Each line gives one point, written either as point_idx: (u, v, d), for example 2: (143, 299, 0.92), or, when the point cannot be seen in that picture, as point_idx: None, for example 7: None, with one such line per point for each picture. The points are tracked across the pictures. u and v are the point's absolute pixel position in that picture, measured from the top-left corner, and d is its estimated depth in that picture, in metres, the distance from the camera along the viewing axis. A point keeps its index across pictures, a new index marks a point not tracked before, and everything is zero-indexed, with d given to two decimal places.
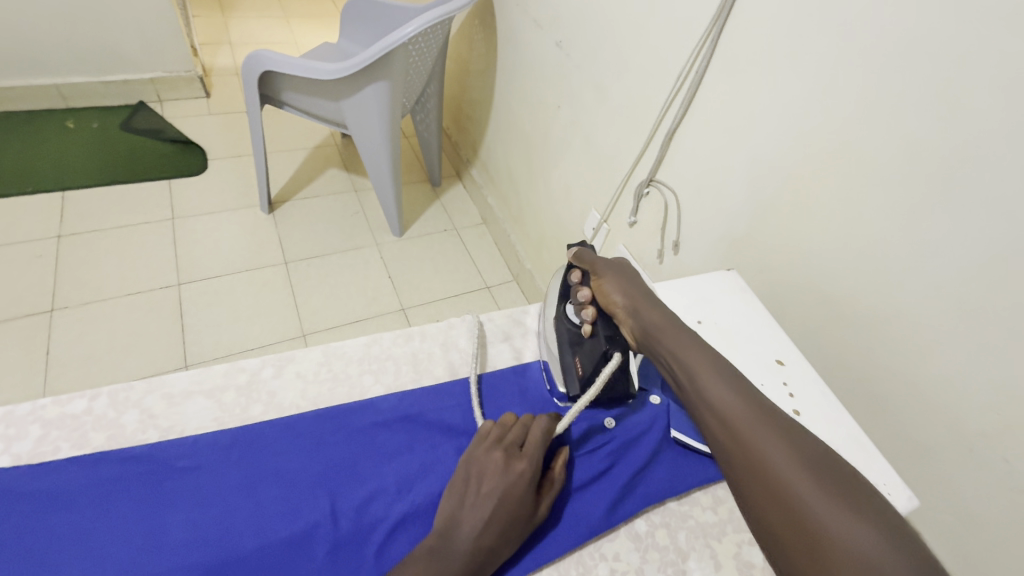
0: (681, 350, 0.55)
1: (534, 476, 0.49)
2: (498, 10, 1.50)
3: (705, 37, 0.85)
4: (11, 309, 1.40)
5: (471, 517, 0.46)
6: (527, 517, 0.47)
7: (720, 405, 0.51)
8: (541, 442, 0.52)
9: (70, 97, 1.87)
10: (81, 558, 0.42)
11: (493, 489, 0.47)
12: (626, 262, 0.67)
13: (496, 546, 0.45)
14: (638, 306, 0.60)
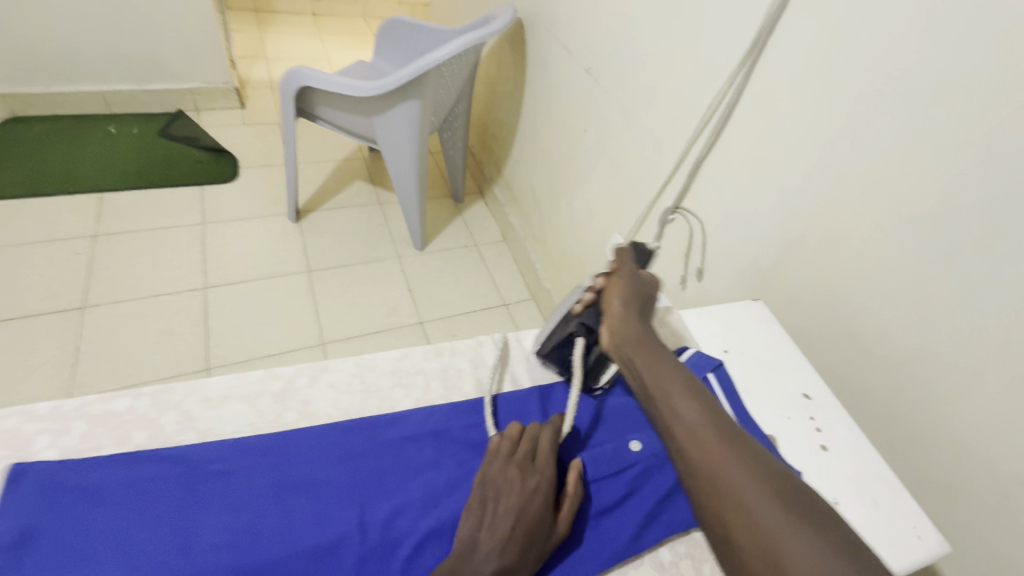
0: (656, 363, 0.56)
1: (549, 488, 0.50)
2: (529, 34, 1.54)
3: (737, 71, 0.86)
4: (45, 304, 1.44)
5: (492, 533, 0.46)
6: (547, 532, 0.48)
7: (687, 419, 0.51)
8: (552, 454, 0.53)
9: (113, 104, 1.95)
10: (117, 556, 0.43)
11: (511, 506, 0.48)
12: (642, 274, 0.67)
13: (520, 561, 0.46)
14: (627, 315, 0.60)
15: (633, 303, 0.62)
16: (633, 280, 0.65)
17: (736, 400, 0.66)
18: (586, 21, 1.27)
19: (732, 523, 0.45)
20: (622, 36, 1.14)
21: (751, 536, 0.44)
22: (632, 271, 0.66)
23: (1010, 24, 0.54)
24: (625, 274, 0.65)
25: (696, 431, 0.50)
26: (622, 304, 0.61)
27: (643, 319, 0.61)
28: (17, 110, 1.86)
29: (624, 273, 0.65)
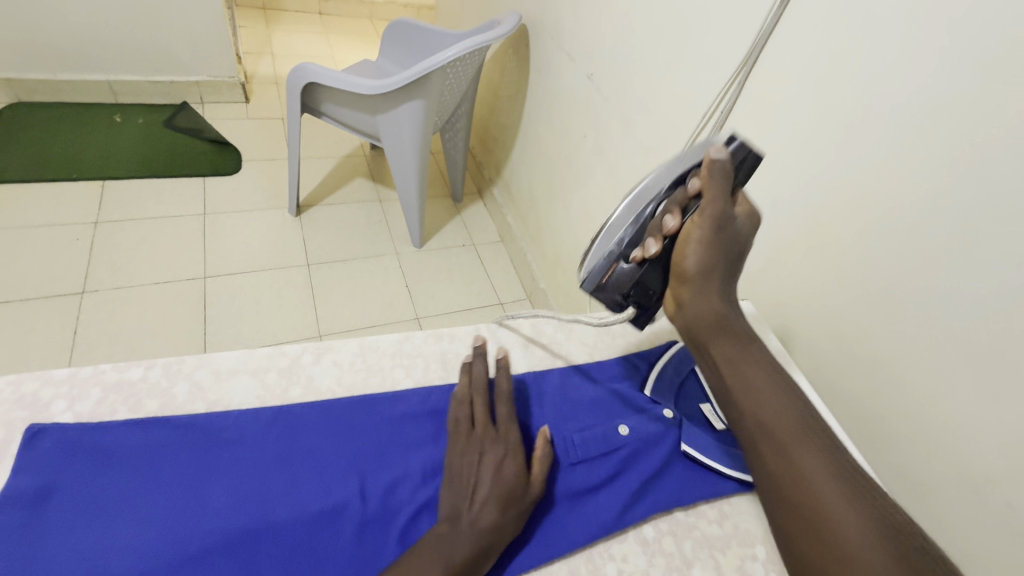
0: (743, 356, 0.57)
1: (516, 451, 0.54)
2: (533, 40, 1.58)
3: (732, 80, 0.90)
4: (45, 288, 1.45)
5: (476, 495, 0.50)
6: (524, 484, 0.52)
7: (771, 417, 0.53)
8: (510, 417, 0.57)
9: (119, 94, 1.97)
10: (131, 514, 0.45)
11: (483, 475, 0.51)
12: (733, 218, 0.61)
13: (507, 515, 0.49)
14: (709, 288, 0.60)
15: (712, 262, 0.60)
16: (719, 230, 0.60)
17: None
18: (590, 29, 1.30)
19: (805, 520, 0.48)
20: (624, 45, 1.18)
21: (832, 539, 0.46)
22: (722, 214, 0.60)
23: (983, 44, 0.58)
24: (707, 218, 0.60)
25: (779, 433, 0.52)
26: (699, 268, 0.60)
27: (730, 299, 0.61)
28: (23, 96, 1.87)
29: (710, 223, 0.60)
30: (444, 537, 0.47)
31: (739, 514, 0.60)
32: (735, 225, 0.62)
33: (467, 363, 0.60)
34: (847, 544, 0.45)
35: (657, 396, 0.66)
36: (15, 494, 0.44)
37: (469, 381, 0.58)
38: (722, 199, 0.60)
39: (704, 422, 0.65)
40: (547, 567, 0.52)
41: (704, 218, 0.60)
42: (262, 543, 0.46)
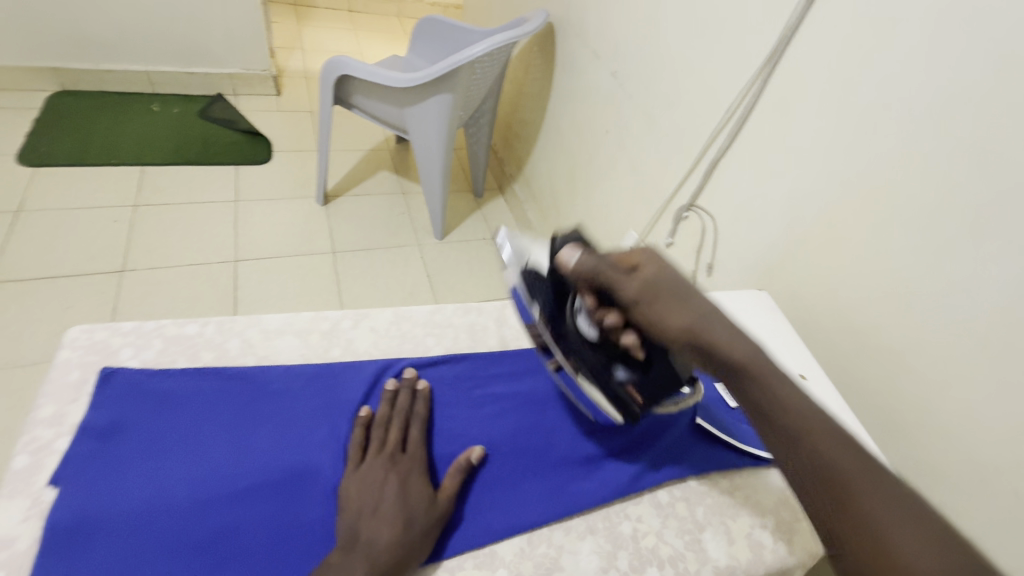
0: (771, 375, 0.51)
1: (422, 469, 0.53)
2: (558, 38, 1.61)
3: (754, 78, 0.92)
4: (85, 265, 1.52)
5: (378, 513, 0.49)
6: (428, 508, 0.50)
7: (824, 436, 0.46)
8: (422, 440, 0.56)
9: (158, 84, 2.05)
10: (190, 449, 0.51)
11: (385, 497, 0.50)
12: (657, 276, 0.56)
13: (408, 544, 0.48)
14: (709, 324, 0.54)
15: (692, 307, 0.54)
16: (656, 295, 0.55)
17: None
18: (615, 28, 1.33)
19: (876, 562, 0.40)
20: (648, 43, 1.20)
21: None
22: (649, 291, 0.55)
23: (1003, 42, 0.60)
24: (645, 305, 0.55)
25: (833, 462, 0.45)
26: (690, 332, 0.53)
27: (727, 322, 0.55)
28: (68, 84, 1.96)
29: (654, 305, 0.54)
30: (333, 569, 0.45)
31: (749, 486, 0.63)
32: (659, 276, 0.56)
33: (390, 390, 0.58)
34: None
35: None
36: (92, 425, 0.50)
37: (388, 408, 0.57)
38: (622, 280, 0.55)
39: (717, 400, 0.70)
40: (567, 521, 0.55)
41: (642, 309, 0.54)
42: (305, 483, 0.51)
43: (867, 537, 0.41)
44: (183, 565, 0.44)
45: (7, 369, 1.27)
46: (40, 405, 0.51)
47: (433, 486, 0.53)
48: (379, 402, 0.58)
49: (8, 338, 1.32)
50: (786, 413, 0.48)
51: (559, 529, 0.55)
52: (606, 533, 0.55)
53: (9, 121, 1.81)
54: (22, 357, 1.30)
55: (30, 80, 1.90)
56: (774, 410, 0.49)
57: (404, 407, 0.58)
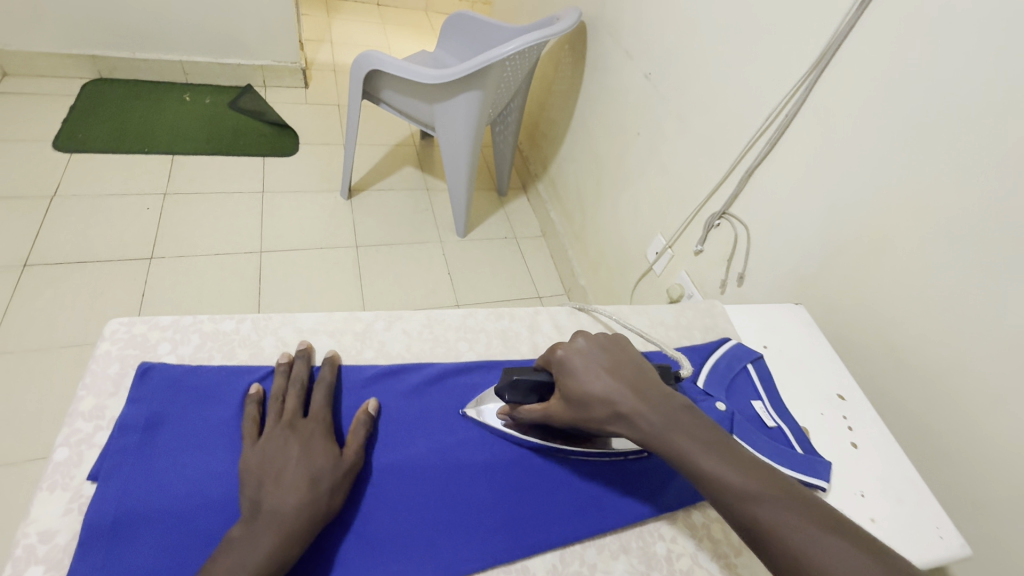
0: (692, 445, 0.49)
1: (325, 429, 0.53)
2: (590, 37, 1.59)
3: (799, 84, 0.89)
4: (116, 252, 1.54)
5: (282, 478, 0.48)
6: (333, 464, 0.50)
7: (750, 497, 0.46)
8: (325, 403, 0.55)
9: (190, 74, 2.08)
10: (228, 445, 0.52)
11: (284, 463, 0.49)
12: (574, 381, 0.54)
13: (317, 501, 0.47)
14: (631, 413, 0.52)
15: (610, 404, 0.52)
16: (585, 403, 0.53)
17: (774, 391, 0.69)
18: (651, 28, 1.30)
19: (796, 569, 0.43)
20: (685, 45, 1.17)
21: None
22: (576, 404, 0.54)
23: None
24: (582, 418, 0.54)
25: (766, 523, 0.45)
26: (625, 424, 0.52)
27: (649, 398, 0.52)
28: (104, 73, 2.00)
29: (587, 416, 0.53)
30: (241, 540, 0.44)
31: None
32: (579, 380, 0.54)
33: (283, 363, 0.58)
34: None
35: (711, 389, 0.66)
36: (131, 422, 0.50)
37: (283, 380, 0.56)
38: (554, 409, 0.55)
39: (755, 419, 0.65)
40: (600, 538, 0.55)
41: (585, 424, 0.54)
42: None
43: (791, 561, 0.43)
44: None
45: (42, 351, 1.30)
46: (80, 397, 0.52)
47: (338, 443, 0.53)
48: (273, 378, 0.57)
49: (42, 321, 1.35)
50: (711, 484, 0.48)
51: (592, 547, 0.54)
52: (639, 553, 0.54)
53: (46, 107, 1.85)
54: (55, 341, 1.33)
55: (67, 67, 1.94)
56: (703, 483, 0.48)
57: (300, 375, 0.57)
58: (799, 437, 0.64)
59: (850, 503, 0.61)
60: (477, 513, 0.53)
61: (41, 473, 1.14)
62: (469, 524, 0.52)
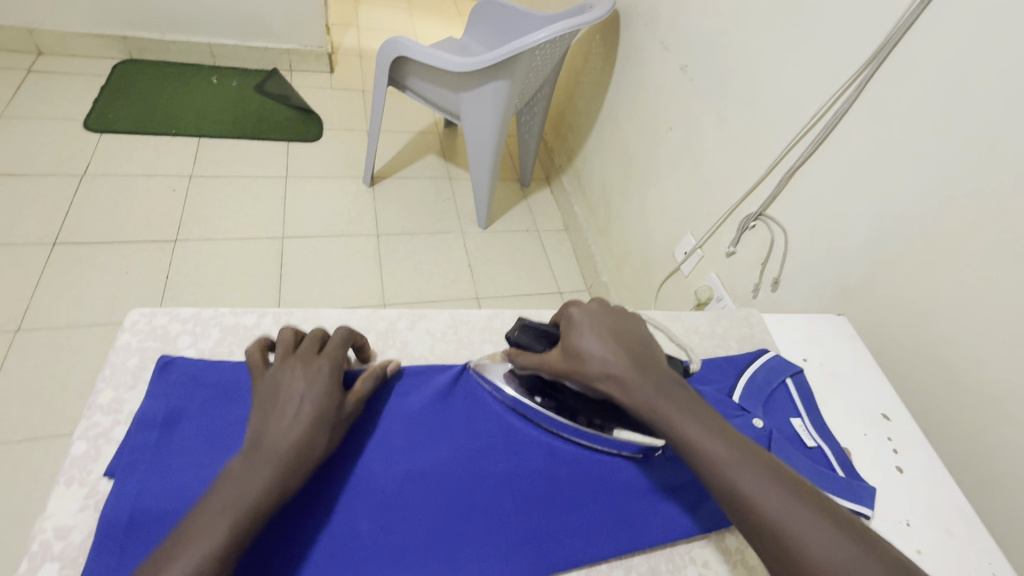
0: (678, 412, 0.49)
1: (335, 368, 0.53)
2: (623, 26, 1.53)
3: (851, 80, 0.84)
4: (142, 233, 1.55)
5: (284, 412, 0.48)
6: (335, 409, 0.51)
7: (734, 468, 0.46)
8: (341, 343, 0.55)
9: (217, 56, 2.08)
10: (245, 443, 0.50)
11: (288, 394, 0.50)
12: (577, 336, 0.54)
13: (312, 437, 0.48)
14: (625, 378, 0.51)
15: (605, 365, 0.52)
16: (581, 360, 0.53)
17: (814, 408, 0.65)
18: (690, 18, 1.24)
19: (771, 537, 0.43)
20: (727, 36, 1.12)
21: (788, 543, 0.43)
22: (570, 357, 0.53)
23: None
24: (573, 373, 0.53)
25: (748, 493, 0.45)
26: (612, 385, 0.52)
27: (644, 367, 0.52)
28: (134, 53, 2.01)
29: (579, 369, 0.53)
30: (235, 474, 0.44)
31: None
32: (581, 339, 0.54)
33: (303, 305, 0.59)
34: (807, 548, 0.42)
35: (747, 404, 0.63)
36: (150, 417, 0.50)
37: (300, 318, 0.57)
38: (549, 356, 0.55)
39: (794, 438, 0.62)
40: (628, 559, 0.54)
41: (571, 377, 0.54)
42: (357, 491, 0.51)
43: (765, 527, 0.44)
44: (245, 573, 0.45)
45: (69, 329, 1.32)
46: (99, 390, 0.52)
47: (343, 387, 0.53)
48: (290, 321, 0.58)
49: (69, 299, 1.37)
50: (695, 451, 0.48)
51: (620, 568, 0.53)
52: None
53: (78, 87, 1.86)
54: (82, 319, 1.34)
55: (99, 48, 1.96)
56: (686, 451, 0.48)
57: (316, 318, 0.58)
58: (841, 459, 0.61)
59: (895, 533, 0.57)
60: (503, 529, 0.52)
61: (67, 449, 1.16)
62: (493, 538, 0.51)
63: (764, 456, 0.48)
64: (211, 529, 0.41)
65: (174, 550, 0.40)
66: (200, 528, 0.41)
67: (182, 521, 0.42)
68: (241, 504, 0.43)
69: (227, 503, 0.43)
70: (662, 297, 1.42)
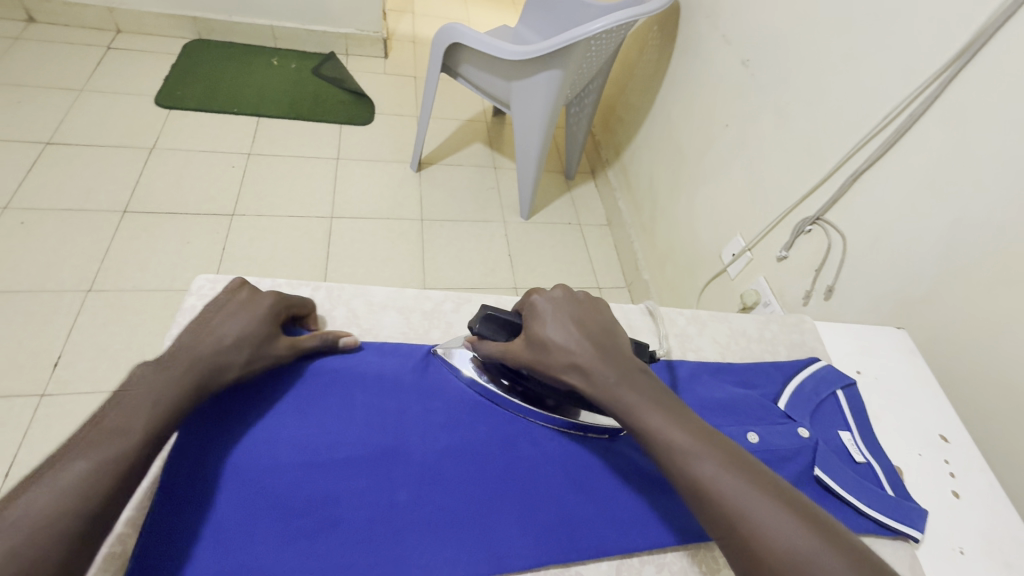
0: (645, 403, 0.49)
1: (278, 313, 0.57)
2: (683, 18, 1.49)
3: (932, 79, 0.78)
4: (203, 205, 1.63)
5: (212, 331, 0.52)
6: (258, 345, 0.54)
7: (693, 456, 0.45)
8: (296, 303, 0.60)
9: (279, 39, 2.15)
10: (294, 413, 0.55)
11: (225, 317, 0.54)
12: (538, 323, 0.55)
13: (227, 355, 0.52)
14: (588, 365, 0.52)
15: (568, 353, 0.52)
16: (543, 347, 0.54)
17: (865, 422, 0.62)
18: (756, 11, 1.19)
19: (730, 532, 0.42)
20: (796, 31, 1.06)
21: (748, 537, 0.41)
22: (532, 342, 0.54)
23: None
24: (535, 360, 0.54)
25: (708, 481, 0.44)
26: (572, 370, 0.52)
27: (608, 353, 0.53)
28: (203, 34, 2.10)
29: (540, 354, 0.54)
30: (145, 377, 0.47)
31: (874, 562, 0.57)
32: (542, 326, 0.55)
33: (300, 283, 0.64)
34: (768, 543, 0.40)
35: (793, 414, 0.61)
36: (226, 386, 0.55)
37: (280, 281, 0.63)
38: (513, 347, 0.56)
39: (842, 451, 0.59)
40: (660, 553, 0.54)
41: (532, 363, 0.54)
42: (396, 463, 0.53)
43: (729, 518, 0.42)
44: (279, 531, 0.48)
45: (134, 292, 1.41)
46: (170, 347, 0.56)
47: (279, 328, 0.57)
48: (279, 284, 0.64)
49: (135, 264, 1.46)
50: (659, 442, 0.47)
51: (651, 564, 0.54)
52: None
53: (151, 64, 1.97)
54: (147, 284, 1.43)
55: (170, 28, 2.06)
56: (648, 440, 0.47)
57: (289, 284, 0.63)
58: (892, 478, 0.58)
59: (946, 561, 0.54)
60: (535, 511, 0.53)
61: None
62: (527, 520, 0.52)
63: (734, 449, 0.47)
64: (126, 423, 0.43)
65: (89, 437, 0.42)
66: (117, 419, 0.44)
67: (90, 418, 0.44)
68: (156, 403, 0.45)
69: (142, 401, 0.45)
70: (705, 299, 1.39)
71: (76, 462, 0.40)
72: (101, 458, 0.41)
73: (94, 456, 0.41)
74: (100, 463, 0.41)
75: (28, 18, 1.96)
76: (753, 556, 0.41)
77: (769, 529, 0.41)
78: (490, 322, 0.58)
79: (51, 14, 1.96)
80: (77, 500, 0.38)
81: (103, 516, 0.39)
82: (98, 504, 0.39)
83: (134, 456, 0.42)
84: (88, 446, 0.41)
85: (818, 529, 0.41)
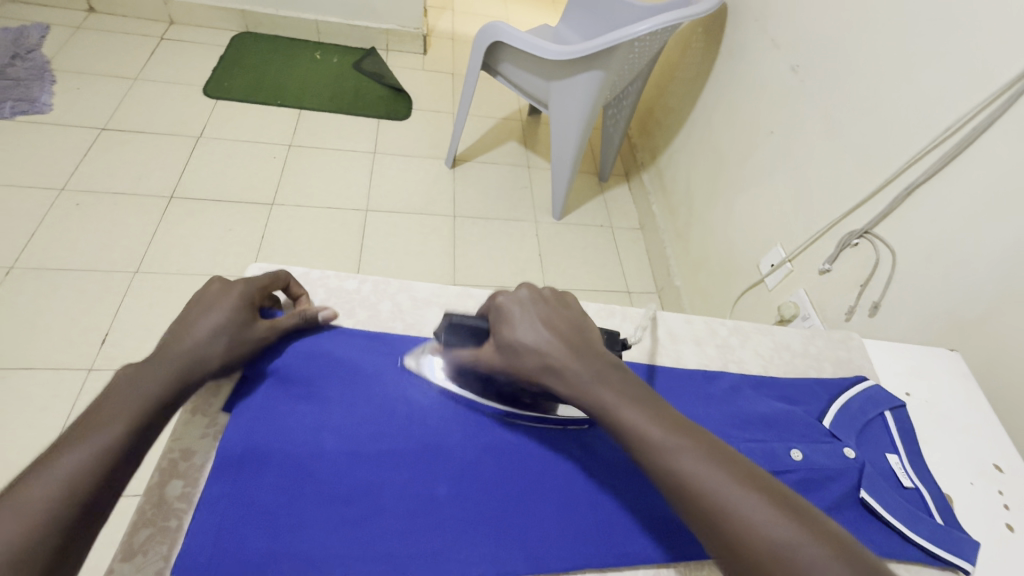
0: (621, 400, 0.48)
1: (251, 297, 0.57)
2: (730, 22, 1.46)
3: (999, 92, 0.75)
4: (246, 194, 1.68)
5: (193, 325, 0.53)
6: (240, 330, 0.55)
7: (673, 451, 0.44)
8: (268, 283, 0.60)
9: (322, 33, 2.19)
10: (340, 401, 0.57)
11: (204, 309, 0.54)
12: (507, 327, 0.53)
13: (211, 345, 0.52)
14: (562, 365, 0.51)
15: (542, 356, 0.51)
16: (514, 352, 0.52)
17: (914, 446, 0.60)
18: (809, 15, 1.16)
19: (720, 533, 0.41)
20: (851, 37, 1.03)
21: (739, 539, 0.40)
22: (502, 346, 0.53)
23: None
24: (507, 364, 0.53)
25: (689, 476, 0.43)
26: (546, 371, 0.51)
27: (582, 351, 0.52)
28: (250, 27, 2.16)
29: (511, 359, 0.52)
30: (130, 377, 0.48)
31: None
32: (511, 330, 0.53)
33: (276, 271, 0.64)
34: (758, 544, 0.39)
35: (838, 433, 0.59)
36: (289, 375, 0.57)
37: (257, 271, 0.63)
38: (484, 353, 0.54)
39: (889, 475, 0.57)
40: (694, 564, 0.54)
41: (504, 369, 0.53)
42: (437, 457, 0.54)
43: (718, 519, 0.41)
44: (312, 511, 0.49)
45: (179, 276, 1.46)
46: None
47: (257, 311, 0.58)
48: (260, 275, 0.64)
49: (180, 249, 1.51)
50: (640, 439, 0.46)
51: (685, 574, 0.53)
52: None
53: (201, 56, 2.03)
54: (190, 268, 1.48)
55: (220, 20, 2.13)
56: (628, 438, 0.47)
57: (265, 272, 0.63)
58: (941, 505, 0.56)
59: None
60: (573, 514, 0.53)
61: None
62: (565, 522, 0.53)
63: (721, 448, 0.45)
64: (118, 412, 0.45)
65: (81, 429, 0.43)
66: (109, 410, 0.45)
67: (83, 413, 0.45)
68: (147, 395, 0.46)
69: (131, 395, 0.46)
70: (739, 310, 1.36)
71: (67, 454, 0.41)
72: (93, 448, 0.42)
73: (85, 446, 0.42)
74: (93, 452, 0.42)
75: (88, 8, 2.04)
76: (739, 556, 0.40)
77: (761, 529, 0.40)
78: (455, 334, 0.55)
79: (111, 5, 2.04)
80: (71, 487, 0.40)
81: (98, 504, 0.41)
82: (92, 492, 0.40)
83: (121, 446, 0.43)
84: (82, 435, 0.42)
85: (818, 531, 0.39)
